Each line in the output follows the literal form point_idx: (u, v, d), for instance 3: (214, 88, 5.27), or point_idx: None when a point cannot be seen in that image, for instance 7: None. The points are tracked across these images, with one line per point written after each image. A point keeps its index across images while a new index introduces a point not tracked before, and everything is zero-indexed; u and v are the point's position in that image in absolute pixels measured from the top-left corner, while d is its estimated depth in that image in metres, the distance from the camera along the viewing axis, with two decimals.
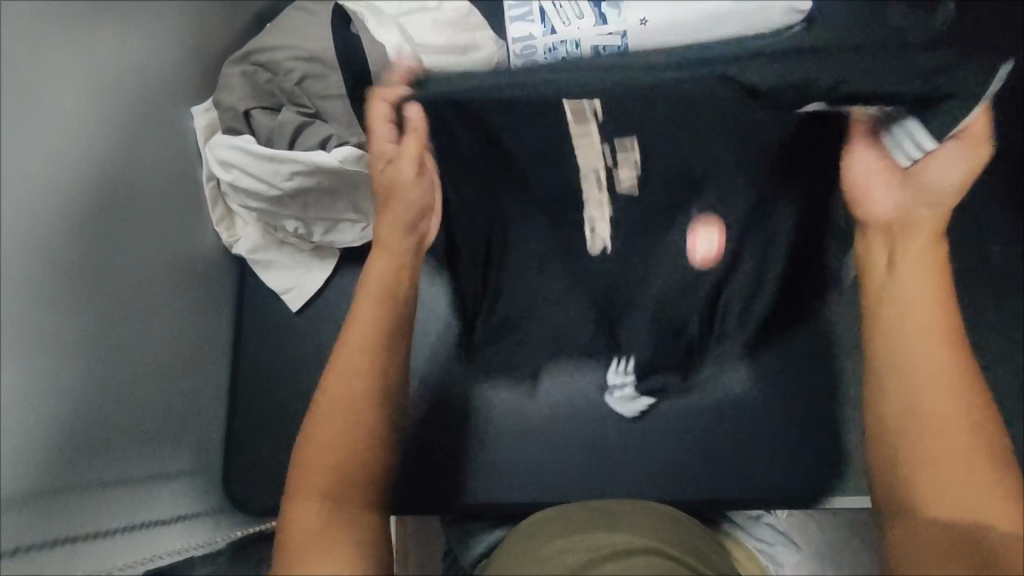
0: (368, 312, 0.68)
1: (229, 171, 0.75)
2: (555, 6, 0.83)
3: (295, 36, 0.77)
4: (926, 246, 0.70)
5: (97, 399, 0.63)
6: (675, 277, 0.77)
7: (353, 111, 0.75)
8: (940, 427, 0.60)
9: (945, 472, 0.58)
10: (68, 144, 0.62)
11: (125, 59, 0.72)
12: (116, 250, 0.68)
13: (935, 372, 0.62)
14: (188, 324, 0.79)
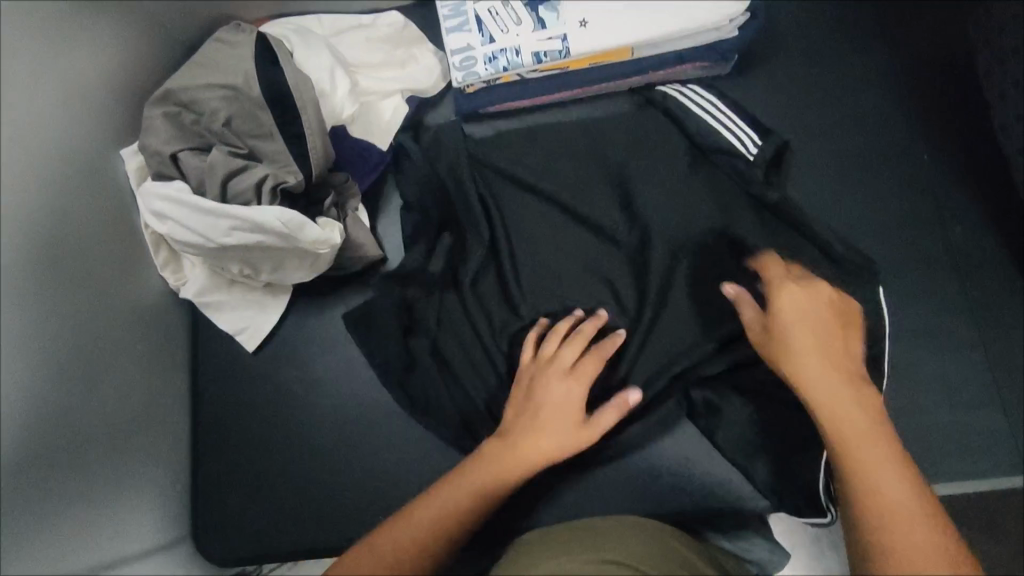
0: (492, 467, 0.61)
1: (163, 223, 0.69)
2: (490, 13, 0.80)
3: (216, 71, 0.72)
4: (831, 323, 0.62)
5: (41, 476, 0.60)
6: (633, 286, 0.77)
7: (290, 149, 0.72)
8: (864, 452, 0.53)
9: (881, 499, 0.50)
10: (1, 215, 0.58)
11: (59, 105, 0.68)
12: (52, 317, 0.64)
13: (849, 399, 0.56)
14: (138, 379, 0.76)
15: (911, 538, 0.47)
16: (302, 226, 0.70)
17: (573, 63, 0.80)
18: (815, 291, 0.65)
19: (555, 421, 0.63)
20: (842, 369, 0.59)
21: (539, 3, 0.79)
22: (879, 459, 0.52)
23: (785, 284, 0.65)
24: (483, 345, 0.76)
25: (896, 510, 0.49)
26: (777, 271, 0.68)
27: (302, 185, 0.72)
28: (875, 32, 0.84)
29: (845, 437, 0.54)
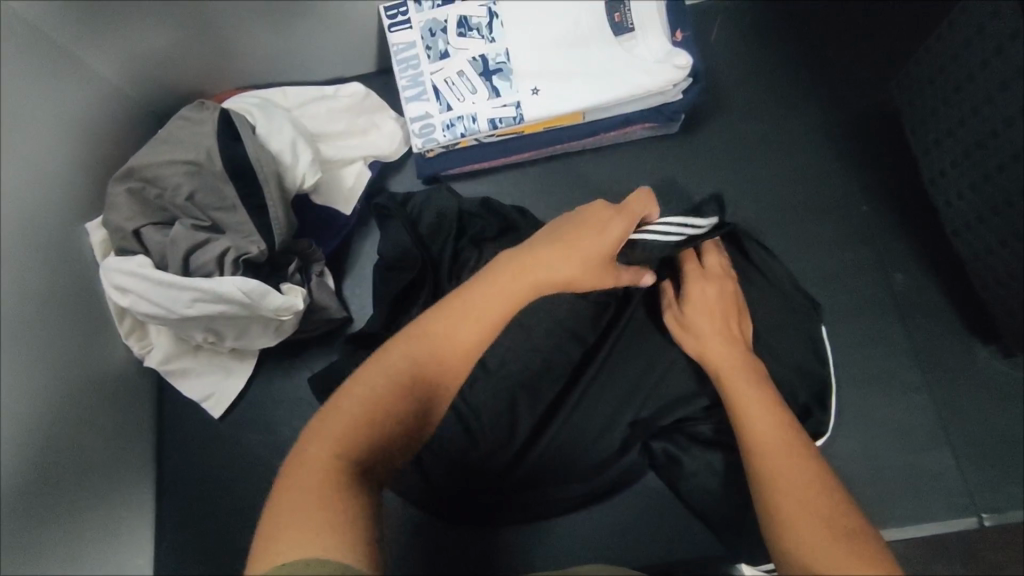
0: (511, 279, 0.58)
1: (126, 296, 0.70)
2: (447, 83, 0.83)
3: (179, 147, 0.73)
4: (731, 324, 0.70)
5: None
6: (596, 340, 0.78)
7: (252, 220, 0.73)
8: (770, 450, 0.57)
9: (787, 491, 0.53)
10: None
11: (27, 185, 0.69)
12: (17, 393, 0.64)
13: (764, 409, 0.61)
14: (98, 455, 0.75)
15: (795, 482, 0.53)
16: (264, 295, 0.71)
17: (527, 128, 0.84)
18: (723, 289, 0.72)
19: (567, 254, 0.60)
20: (740, 350, 0.67)
21: (492, 72, 0.82)
22: (772, 426, 0.58)
23: (696, 275, 0.72)
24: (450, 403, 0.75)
25: (788, 463, 0.55)
26: (693, 257, 0.74)
27: (265, 254, 0.73)
28: (812, 91, 0.89)
29: (748, 406, 0.61)
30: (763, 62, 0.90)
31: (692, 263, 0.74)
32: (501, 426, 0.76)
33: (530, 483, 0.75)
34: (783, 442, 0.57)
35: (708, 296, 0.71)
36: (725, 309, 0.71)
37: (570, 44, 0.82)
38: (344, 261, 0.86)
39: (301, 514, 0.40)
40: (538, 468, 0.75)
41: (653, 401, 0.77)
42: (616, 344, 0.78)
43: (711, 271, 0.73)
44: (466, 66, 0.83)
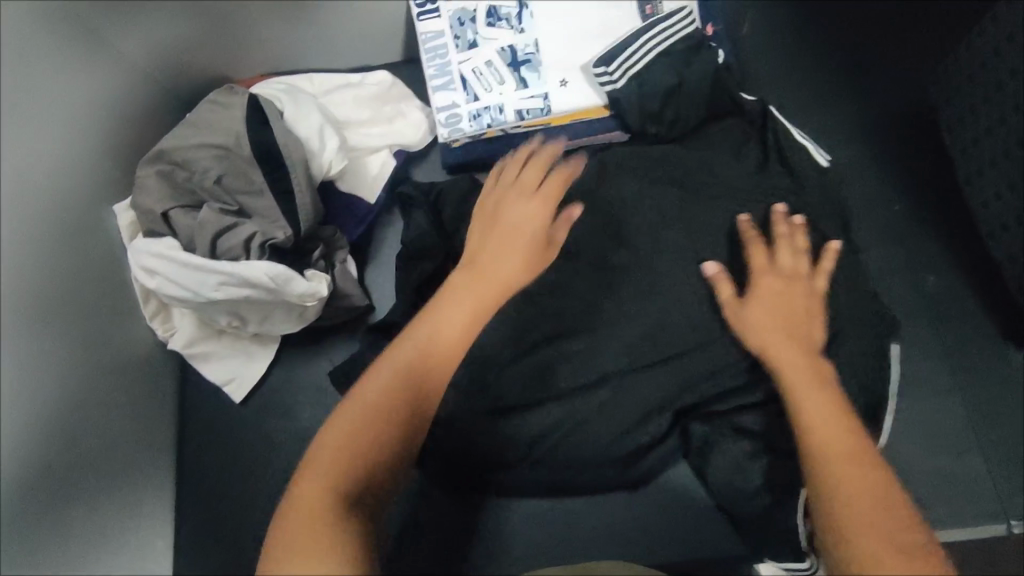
0: (465, 294, 0.62)
1: (153, 278, 0.70)
2: (475, 73, 0.83)
3: (209, 131, 0.73)
4: (800, 321, 0.65)
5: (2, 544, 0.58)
6: (645, 330, 0.73)
7: (279, 205, 0.74)
8: (845, 464, 0.52)
9: (858, 511, 0.49)
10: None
11: (56, 164, 0.69)
12: (45, 373, 0.65)
13: (835, 416, 0.55)
14: (121, 439, 0.76)
15: (866, 494, 0.50)
16: (291, 281, 0.71)
17: (554, 120, 0.83)
18: (792, 287, 0.67)
19: (508, 260, 0.65)
20: (803, 346, 0.63)
21: (521, 63, 0.83)
22: (840, 432, 0.54)
23: (764, 270, 0.68)
24: (492, 392, 0.73)
25: (865, 483, 0.50)
26: (757, 243, 0.70)
27: (291, 239, 0.74)
28: (843, 87, 0.88)
29: (812, 411, 0.56)
30: (791, 59, 0.89)
31: (762, 253, 0.70)
32: (531, 416, 0.73)
33: (567, 469, 0.74)
34: (859, 457, 0.52)
35: (773, 292, 0.67)
36: (795, 310, 0.65)
37: (602, 38, 0.83)
38: (368, 249, 0.86)
39: (292, 556, 0.43)
40: (554, 461, 0.73)
41: (702, 392, 0.73)
42: (666, 332, 0.72)
43: (782, 265, 0.69)
44: (495, 57, 0.83)
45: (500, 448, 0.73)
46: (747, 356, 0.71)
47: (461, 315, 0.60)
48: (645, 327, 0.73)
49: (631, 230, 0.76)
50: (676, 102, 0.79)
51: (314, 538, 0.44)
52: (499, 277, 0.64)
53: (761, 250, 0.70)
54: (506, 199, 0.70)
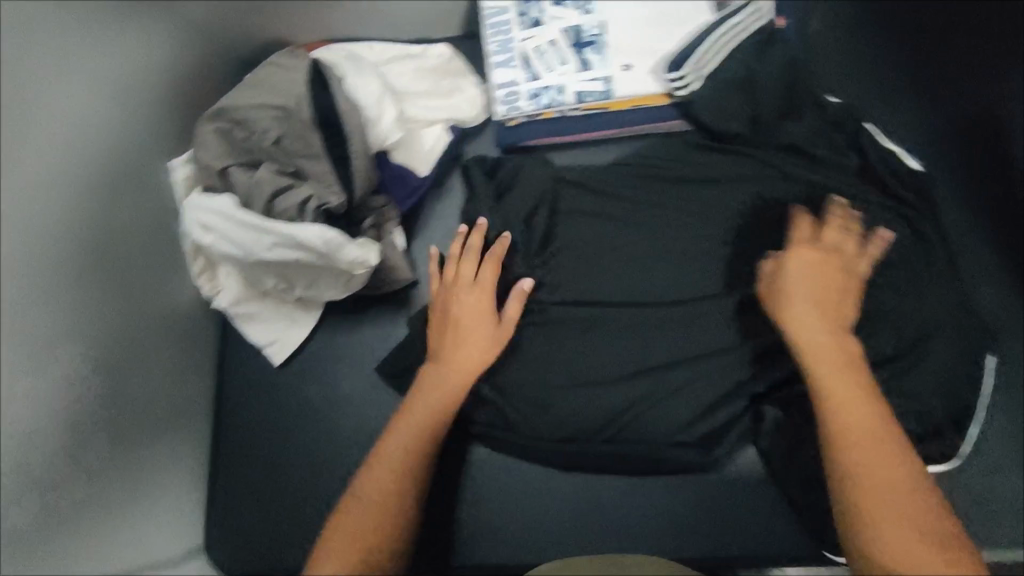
0: (436, 390, 0.69)
1: (207, 234, 0.70)
2: (538, 52, 0.84)
3: (271, 91, 0.73)
4: (840, 294, 0.66)
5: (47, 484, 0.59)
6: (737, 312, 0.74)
7: (334, 171, 0.73)
8: (863, 447, 0.54)
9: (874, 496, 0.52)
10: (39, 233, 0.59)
11: (102, 115, 0.70)
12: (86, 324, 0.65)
13: (852, 391, 0.57)
14: (161, 395, 0.77)
15: (890, 483, 0.52)
16: (343, 247, 0.71)
17: (613, 104, 0.84)
18: (827, 257, 0.68)
19: (467, 347, 0.71)
20: (831, 322, 0.63)
21: (584, 44, 0.84)
22: (858, 411, 0.56)
23: (811, 246, 0.69)
24: (576, 361, 0.74)
25: (880, 467, 0.53)
26: (807, 221, 0.71)
27: (344, 206, 0.73)
28: (908, 92, 0.87)
29: (833, 388, 0.58)
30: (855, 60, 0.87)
31: (813, 224, 0.71)
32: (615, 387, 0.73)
33: (635, 446, 0.72)
34: (874, 438, 0.54)
35: (802, 264, 0.67)
36: (815, 281, 0.66)
37: (673, 27, 0.85)
38: (414, 223, 0.86)
39: None
40: (627, 437, 0.72)
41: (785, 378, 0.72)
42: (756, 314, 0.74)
43: (824, 241, 0.70)
44: (559, 38, 0.85)
45: (572, 417, 0.73)
46: None
47: (433, 409, 0.67)
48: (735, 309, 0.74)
49: (687, 220, 0.78)
50: (741, 97, 0.79)
51: None
52: (461, 365, 0.70)
53: (815, 220, 0.71)
54: (455, 292, 0.74)
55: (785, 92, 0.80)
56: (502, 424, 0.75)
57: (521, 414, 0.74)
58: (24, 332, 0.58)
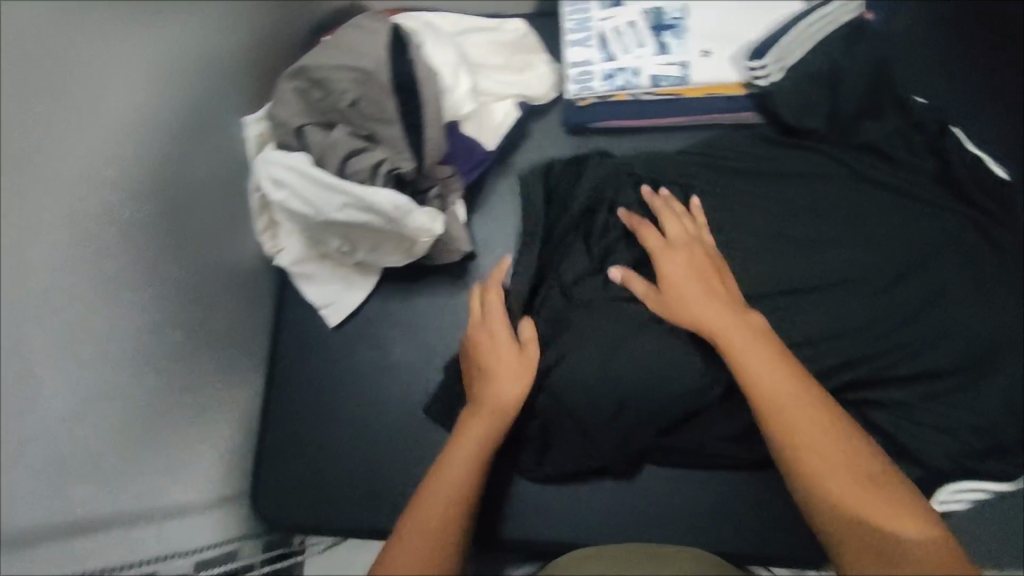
0: (472, 429, 0.65)
1: (279, 190, 0.72)
2: (616, 33, 0.84)
3: (349, 52, 0.73)
4: (696, 286, 0.68)
5: (107, 409, 0.61)
6: (797, 314, 0.74)
7: (406, 137, 0.74)
8: (795, 415, 0.56)
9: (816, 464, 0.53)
10: (92, 178, 0.61)
11: (176, 66, 0.71)
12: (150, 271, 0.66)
13: (769, 363, 0.60)
14: (222, 343, 0.79)
15: (817, 434, 0.55)
16: (411, 213, 0.72)
17: (688, 91, 0.83)
18: (690, 250, 0.72)
19: (501, 384, 0.68)
20: (726, 305, 0.66)
21: (665, 28, 0.84)
22: (779, 380, 0.58)
23: (663, 251, 0.72)
24: (630, 356, 0.73)
25: (816, 430, 0.55)
26: (649, 232, 0.75)
27: (412, 172, 0.74)
28: (996, 96, 0.84)
29: (751, 364, 0.60)
30: (936, 64, 0.85)
31: (650, 232, 0.75)
32: (670, 389, 0.72)
33: (683, 443, 0.74)
34: (802, 405, 0.56)
35: (681, 266, 0.71)
36: (704, 282, 0.69)
37: (758, 15, 0.83)
38: (476, 196, 0.87)
39: None
40: (677, 433, 0.74)
41: (844, 386, 0.72)
42: (814, 318, 0.74)
43: (676, 242, 0.73)
44: (639, 19, 0.85)
45: (623, 416, 0.72)
46: (894, 356, 0.72)
47: (472, 449, 0.63)
48: (795, 311, 0.74)
49: (751, 214, 0.78)
50: (821, 91, 0.79)
51: None
52: (497, 404, 0.67)
53: (673, 222, 0.75)
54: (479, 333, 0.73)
55: (868, 90, 0.79)
56: (550, 407, 0.74)
57: (575, 409, 0.73)
58: (86, 275, 0.60)
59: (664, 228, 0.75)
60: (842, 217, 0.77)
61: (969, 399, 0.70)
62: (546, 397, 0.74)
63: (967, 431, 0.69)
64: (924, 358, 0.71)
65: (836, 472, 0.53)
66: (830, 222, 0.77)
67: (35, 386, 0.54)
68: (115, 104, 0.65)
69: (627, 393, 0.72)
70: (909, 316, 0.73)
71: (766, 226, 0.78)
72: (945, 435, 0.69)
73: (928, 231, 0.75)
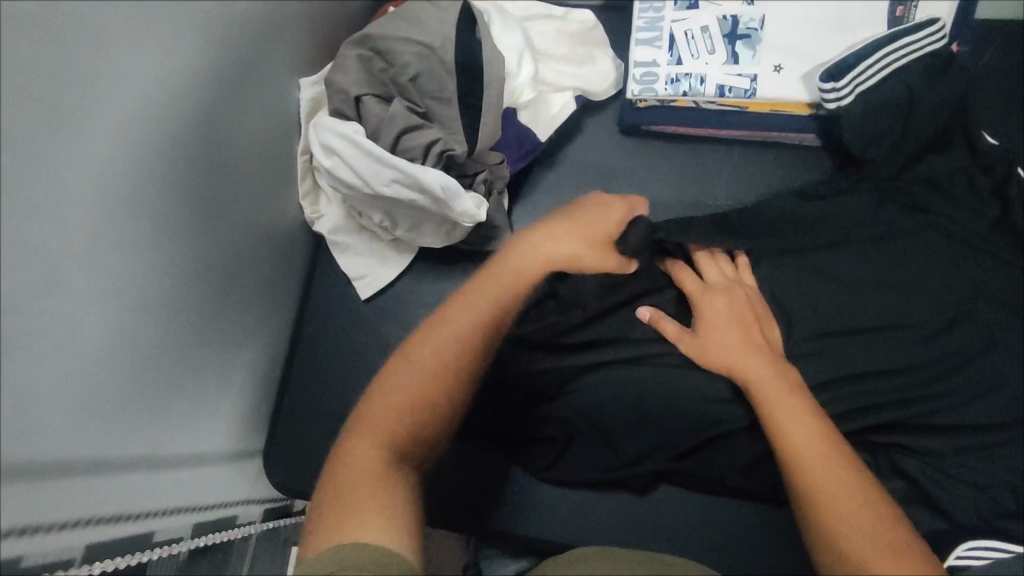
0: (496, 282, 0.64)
1: (329, 157, 0.71)
2: (686, 37, 0.82)
3: (416, 27, 0.73)
4: (737, 333, 0.68)
5: (144, 349, 0.58)
6: (834, 348, 0.72)
7: (461, 118, 0.73)
8: (820, 471, 0.57)
9: (839, 521, 0.55)
10: (161, 113, 0.59)
11: (244, 18, 0.70)
12: (195, 216, 0.65)
13: (801, 418, 0.61)
14: (254, 300, 0.78)
15: (841, 492, 0.56)
16: (459, 197, 0.71)
17: (752, 105, 0.81)
18: (733, 295, 0.71)
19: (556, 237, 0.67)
20: (766, 355, 0.67)
21: (739, 36, 0.81)
22: (811, 438, 0.60)
23: (702, 295, 0.71)
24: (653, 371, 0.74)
25: (839, 488, 0.56)
26: (687, 274, 0.74)
27: (464, 156, 0.73)
28: None
29: (783, 420, 0.61)
30: (1002, 111, 0.85)
31: (687, 276, 0.74)
32: (689, 405, 0.74)
33: (703, 467, 0.73)
34: (828, 461, 0.58)
35: (721, 311, 0.70)
36: (745, 329, 0.69)
37: (839, 32, 0.80)
38: (521, 187, 0.85)
39: (345, 495, 0.50)
40: (695, 457, 0.73)
41: (875, 428, 0.70)
42: (852, 355, 0.72)
43: (715, 285, 0.72)
44: (712, 24, 0.82)
45: (642, 427, 0.74)
46: (934, 404, 0.70)
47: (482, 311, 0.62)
48: (833, 345, 0.73)
49: (795, 240, 0.77)
50: (892, 122, 0.77)
51: (360, 492, 0.50)
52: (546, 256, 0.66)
53: (711, 266, 0.73)
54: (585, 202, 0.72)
55: (938, 125, 0.77)
56: (569, 412, 0.75)
57: (596, 415, 0.74)
58: (149, 211, 0.58)
59: (702, 271, 0.74)
60: (894, 254, 0.75)
61: (1004, 456, 0.68)
62: (569, 397, 0.75)
63: (1003, 487, 0.67)
64: (964, 412, 0.70)
65: (840, 515, 0.55)
66: (880, 257, 0.75)
67: (94, 319, 0.51)
68: (185, 35, 0.62)
69: (649, 404, 0.74)
70: (951, 366, 0.71)
71: (813, 254, 0.76)
72: (979, 487, 0.68)
73: (986, 280, 0.73)
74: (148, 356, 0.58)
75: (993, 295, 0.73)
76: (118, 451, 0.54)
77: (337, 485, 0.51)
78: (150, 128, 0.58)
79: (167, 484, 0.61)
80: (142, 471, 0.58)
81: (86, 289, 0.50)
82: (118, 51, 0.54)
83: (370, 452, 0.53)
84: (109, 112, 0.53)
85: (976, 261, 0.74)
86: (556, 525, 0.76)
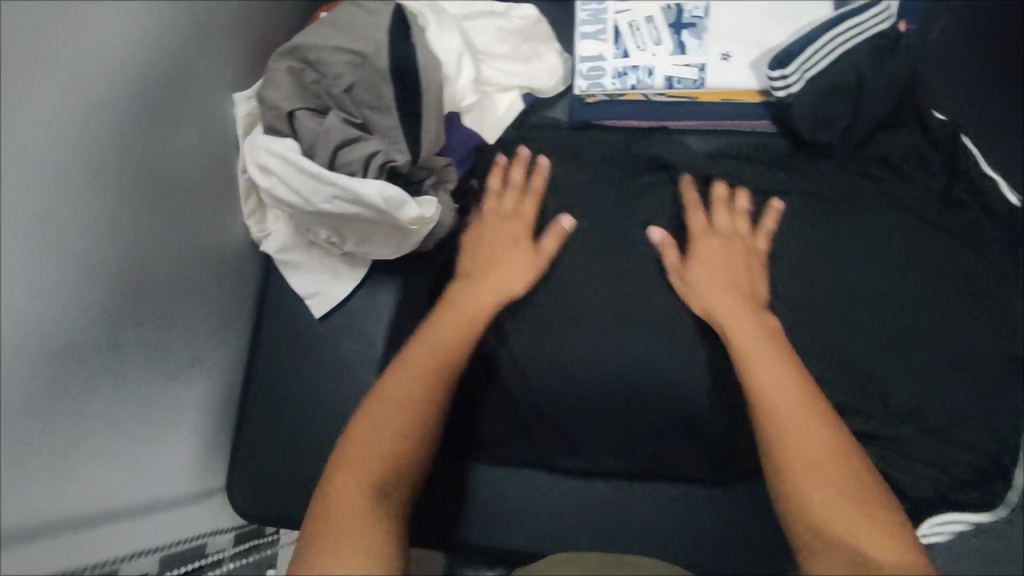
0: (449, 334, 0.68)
1: (267, 176, 0.68)
2: (630, 29, 0.82)
3: (348, 35, 0.70)
4: (728, 288, 0.70)
5: (83, 396, 0.55)
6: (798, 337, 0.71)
7: (403, 127, 0.71)
8: (797, 427, 0.58)
9: (810, 476, 0.56)
10: (89, 143, 0.56)
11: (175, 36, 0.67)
12: (133, 246, 0.62)
13: (782, 376, 0.62)
14: (204, 327, 0.75)
15: (815, 450, 0.57)
16: (404, 207, 0.68)
17: (702, 95, 0.81)
18: (730, 245, 0.74)
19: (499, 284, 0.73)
20: (752, 314, 0.68)
21: (684, 25, 0.82)
22: (788, 395, 0.60)
23: (704, 234, 0.75)
24: (622, 368, 0.72)
25: (814, 446, 0.57)
26: (695, 208, 0.77)
27: (407, 165, 0.70)
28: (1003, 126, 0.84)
29: (761, 375, 0.62)
30: (947, 89, 0.85)
31: (695, 209, 0.77)
32: (657, 404, 0.71)
33: (672, 464, 0.72)
34: (806, 418, 0.59)
35: (716, 253, 0.73)
36: (736, 288, 0.71)
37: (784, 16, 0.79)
38: None
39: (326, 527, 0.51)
40: (664, 454, 0.72)
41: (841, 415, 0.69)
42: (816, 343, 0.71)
43: (720, 229, 0.75)
44: (657, 14, 0.82)
45: (611, 430, 0.72)
46: (897, 388, 0.69)
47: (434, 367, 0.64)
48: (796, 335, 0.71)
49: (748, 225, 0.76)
50: (843, 105, 0.75)
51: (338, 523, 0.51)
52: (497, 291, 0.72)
53: (723, 212, 0.76)
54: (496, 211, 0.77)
55: (888, 104, 0.76)
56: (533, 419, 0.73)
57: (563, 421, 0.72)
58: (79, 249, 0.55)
59: (711, 214, 0.77)
60: (856, 235, 0.73)
61: (975, 430, 0.68)
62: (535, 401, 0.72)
63: (962, 465, 0.68)
64: (927, 394, 0.69)
65: (830, 495, 0.54)
66: (843, 239, 0.73)
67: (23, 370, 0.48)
68: (112, 57, 0.59)
69: (615, 406, 0.71)
70: (917, 348, 0.70)
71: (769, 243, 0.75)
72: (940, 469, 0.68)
73: (948, 258, 0.72)
74: (87, 403, 0.55)
75: (955, 274, 0.71)
76: (58, 509, 0.51)
77: (321, 522, 0.52)
78: (76, 161, 0.54)
79: (123, 530, 0.59)
80: (95, 521, 0.55)
81: (13, 338, 0.47)
82: (39, 82, 0.51)
83: (349, 486, 0.54)
84: (33, 148, 0.50)
85: (938, 239, 0.72)
86: (529, 537, 0.73)
